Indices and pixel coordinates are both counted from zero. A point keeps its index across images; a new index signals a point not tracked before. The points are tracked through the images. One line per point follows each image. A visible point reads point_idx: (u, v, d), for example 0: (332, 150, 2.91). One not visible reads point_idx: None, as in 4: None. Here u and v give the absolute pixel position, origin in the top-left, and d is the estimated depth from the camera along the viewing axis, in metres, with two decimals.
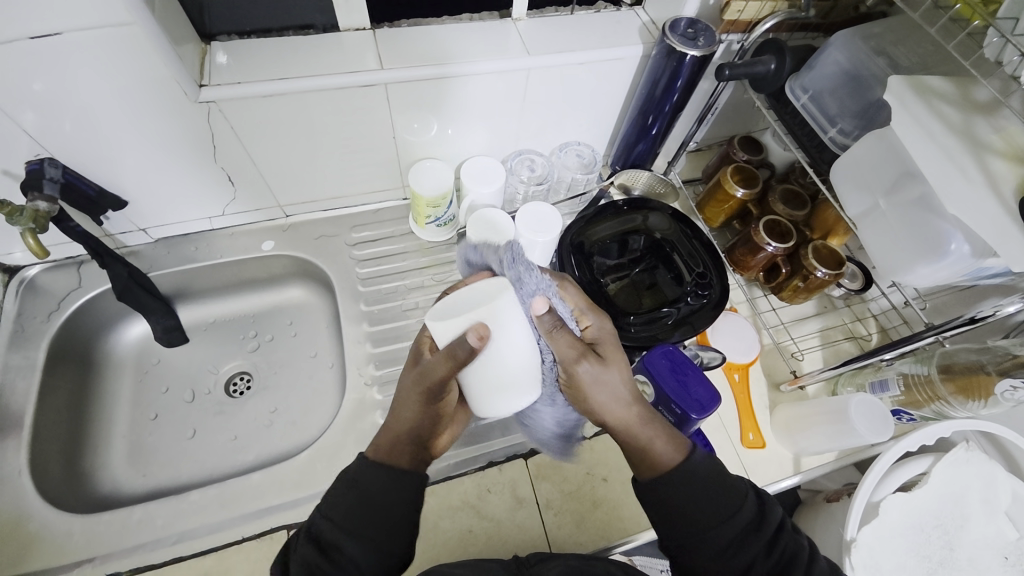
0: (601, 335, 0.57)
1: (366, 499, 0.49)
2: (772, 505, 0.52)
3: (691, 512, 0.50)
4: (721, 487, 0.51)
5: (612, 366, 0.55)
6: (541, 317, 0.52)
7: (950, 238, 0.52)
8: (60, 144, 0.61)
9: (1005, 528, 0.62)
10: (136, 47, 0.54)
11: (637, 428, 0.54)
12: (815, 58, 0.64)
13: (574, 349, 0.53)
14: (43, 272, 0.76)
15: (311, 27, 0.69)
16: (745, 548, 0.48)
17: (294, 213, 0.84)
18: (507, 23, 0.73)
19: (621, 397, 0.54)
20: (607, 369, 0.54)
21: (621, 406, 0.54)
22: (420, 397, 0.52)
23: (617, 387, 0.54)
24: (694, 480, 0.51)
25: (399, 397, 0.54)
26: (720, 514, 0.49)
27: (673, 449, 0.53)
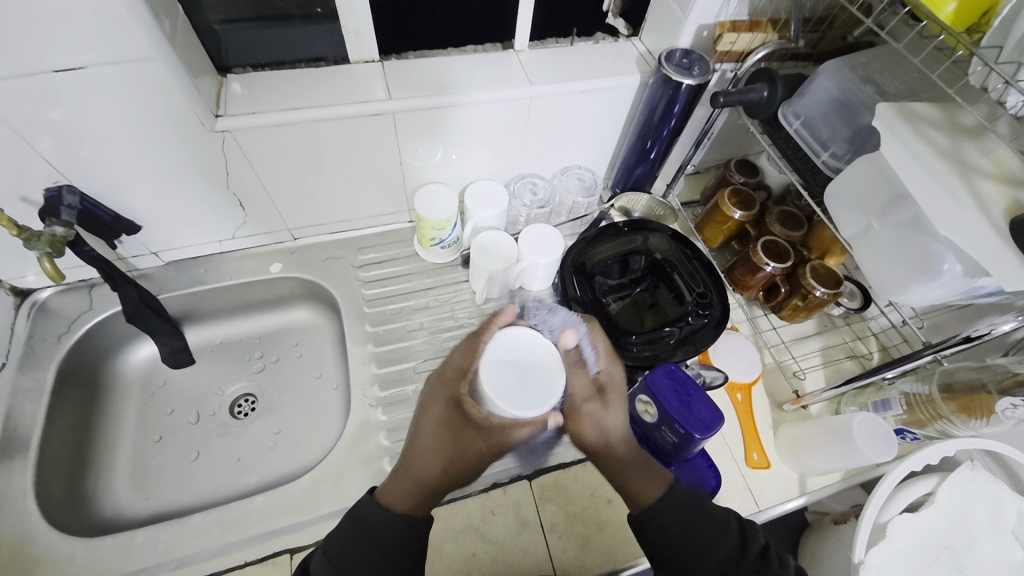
0: (612, 378, 0.61)
1: (376, 524, 0.50)
2: (752, 529, 0.53)
3: (676, 541, 0.51)
4: (703, 515, 0.52)
5: (617, 403, 0.59)
6: (568, 351, 0.62)
7: (943, 258, 0.53)
8: (79, 171, 0.63)
9: (1014, 549, 0.61)
10: (157, 79, 0.57)
11: (621, 462, 0.56)
12: (806, 86, 0.67)
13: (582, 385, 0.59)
14: (55, 294, 0.77)
15: (322, 59, 0.72)
16: (730, 573, 0.50)
17: (301, 236, 0.86)
18: (510, 54, 0.76)
19: (616, 435, 0.57)
20: (609, 410, 0.58)
21: (617, 446, 0.57)
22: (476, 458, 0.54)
23: (615, 430, 0.58)
24: (676, 511, 0.52)
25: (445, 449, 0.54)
26: (704, 542, 0.51)
27: (656, 483, 0.54)
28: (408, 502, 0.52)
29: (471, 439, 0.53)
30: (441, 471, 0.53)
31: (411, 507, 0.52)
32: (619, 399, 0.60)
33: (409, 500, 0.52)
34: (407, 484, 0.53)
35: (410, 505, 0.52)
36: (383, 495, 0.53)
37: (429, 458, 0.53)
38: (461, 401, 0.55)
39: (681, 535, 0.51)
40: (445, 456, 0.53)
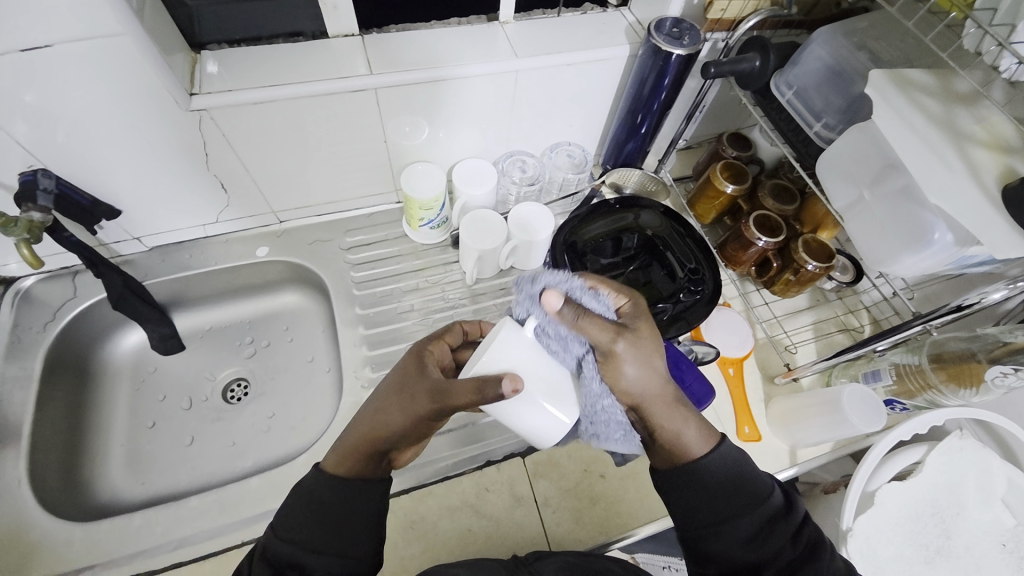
0: (634, 319, 0.51)
1: (318, 499, 0.48)
2: (794, 498, 0.50)
3: (709, 504, 0.48)
4: (743, 482, 0.49)
5: (647, 349, 0.49)
6: (561, 312, 0.47)
7: (934, 227, 0.53)
8: (52, 155, 0.61)
9: (1002, 515, 0.62)
10: (127, 56, 0.54)
11: (668, 414, 0.50)
12: (799, 54, 0.65)
13: (603, 338, 0.48)
14: (38, 283, 0.76)
15: (300, 34, 0.70)
16: (766, 540, 0.47)
17: (288, 219, 0.85)
18: (495, 26, 0.74)
19: (657, 378, 0.50)
20: (644, 349, 0.49)
21: (656, 390, 0.50)
22: (417, 412, 0.49)
23: (651, 366, 0.50)
24: (718, 472, 0.49)
25: (392, 404, 0.51)
26: (741, 506, 0.48)
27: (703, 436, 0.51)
28: (341, 460, 0.51)
29: (415, 391, 0.50)
30: (381, 425, 0.50)
31: (343, 465, 0.50)
32: (643, 328, 0.50)
33: (347, 460, 0.50)
34: (344, 444, 0.51)
35: (338, 463, 0.50)
36: (328, 464, 0.50)
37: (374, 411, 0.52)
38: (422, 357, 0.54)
39: (717, 495, 0.48)
40: (388, 413, 0.50)
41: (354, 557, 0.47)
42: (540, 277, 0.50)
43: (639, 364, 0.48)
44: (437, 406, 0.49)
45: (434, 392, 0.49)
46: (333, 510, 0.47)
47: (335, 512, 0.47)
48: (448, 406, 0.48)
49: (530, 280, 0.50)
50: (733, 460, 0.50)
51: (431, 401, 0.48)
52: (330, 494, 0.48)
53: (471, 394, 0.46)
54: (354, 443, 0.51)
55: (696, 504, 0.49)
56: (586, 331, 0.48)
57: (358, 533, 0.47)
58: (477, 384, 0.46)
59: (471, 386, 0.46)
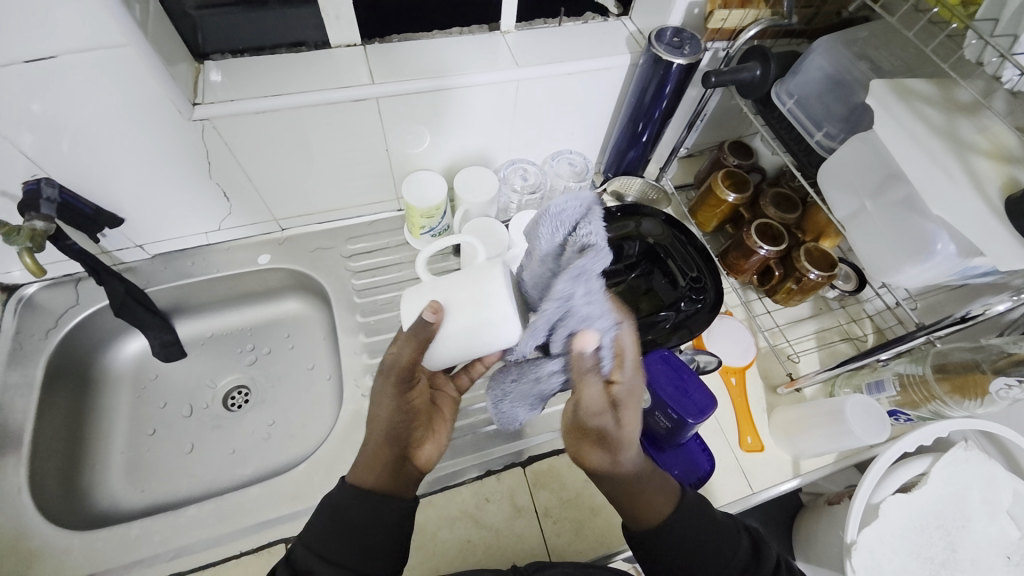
0: (627, 390, 0.53)
1: (347, 512, 0.49)
2: (766, 542, 0.52)
3: (684, 562, 0.50)
4: (712, 533, 0.51)
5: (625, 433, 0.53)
6: (581, 358, 0.52)
7: (936, 238, 0.52)
8: (57, 164, 0.62)
9: (1008, 528, 0.62)
10: (132, 67, 0.55)
11: (632, 485, 0.53)
12: (799, 64, 0.65)
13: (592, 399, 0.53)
14: (41, 289, 0.76)
15: (303, 43, 0.70)
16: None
17: (289, 226, 0.85)
18: (496, 36, 0.74)
19: (620, 454, 0.54)
20: (621, 430, 0.53)
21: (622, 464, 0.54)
22: (393, 390, 0.54)
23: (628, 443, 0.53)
24: (684, 530, 0.51)
25: (372, 399, 0.56)
26: (715, 559, 0.49)
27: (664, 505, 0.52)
28: (354, 467, 0.53)
29: (380, 379, 0.55)
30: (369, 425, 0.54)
31: (354, 471, 0.53)
32: (636, 401, 0.54)
33: (362, 472, 0.52)
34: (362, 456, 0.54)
35: (355, 473, 0.53)
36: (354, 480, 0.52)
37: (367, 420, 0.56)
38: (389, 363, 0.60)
39: (690, 552, 0.50)
40: (370, 409, 0.55)
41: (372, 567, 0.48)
42: (576, 299, 0.49)
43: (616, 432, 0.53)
44: (399, 371, 0.54)
45: (387, 366, 0.55)
46: (353, 519, 0.49)
47: (354, 521, 0.49)
48: (404, 365, 0.53)
49: (568, 293, 0.49)
50: (697, 514, 0.52)
51: (389, 377, 0.54)
52: (351, 503, 0.50)
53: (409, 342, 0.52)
54: (364, 451, 0.54)
55: (672, 570, 0.50)
56: (581, 393, 0.53)
57: (378, 545, 0.49)
58: (412, 335, 0.52)
59: (410, 340, 0.52)
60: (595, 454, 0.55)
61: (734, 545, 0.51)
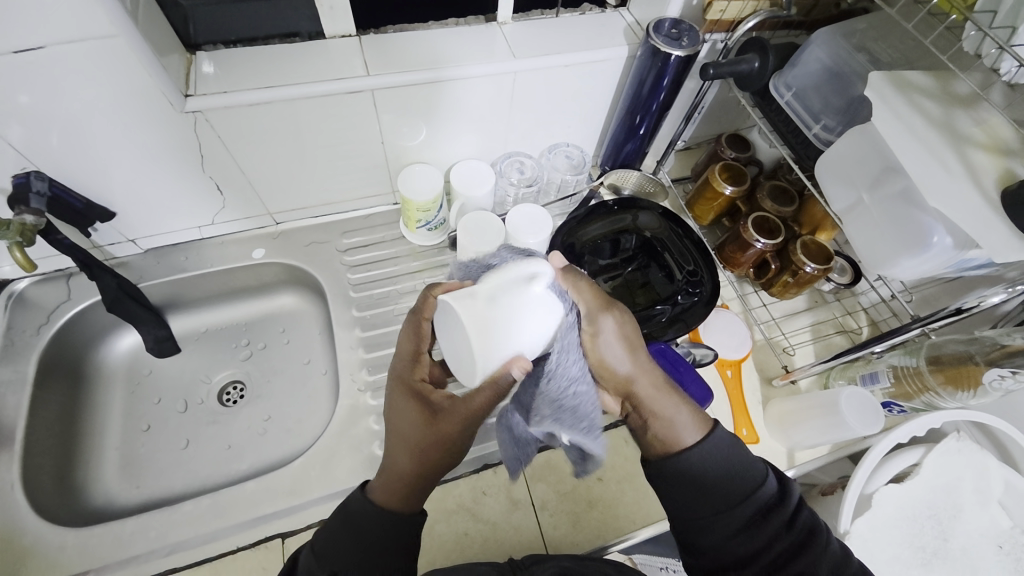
0: (610, 321, 0.52)
1: (355, 520, 0.49)
2: (789, 488, 0.50)
3: (697, 501, 0.49)
4: (729, 476, 0.49)
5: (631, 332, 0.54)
6: (552, 306, 0.51)
7: (933, 230, 0.53)
8: (47, 157, 0.61)
9: (999, 517, 0.62)
10: (122, 58, 0.54)
11: (652, 398, 0.52)
12: (797, 56, 0.65)
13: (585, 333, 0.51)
14: (32, 285, 0.75)
15: (297, 34, 0.69)
16: (760, 528, 0.48)
17: (284, 220, 0.84)
18: (493, 26, 0.73)
19: (637, 365, 0.52)
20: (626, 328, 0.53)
21: (641, 371, 0.53)
22: (455, 436, 0.51)
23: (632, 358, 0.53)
24: (700, 468, 0.49)
25: (415, 437, 0.51)
26: (728, 501, 0.49)
27: (695, 425, 0.52)
28: (391, 501, 0.51)
29: (438, 420, 0.51)
30: (411, 465, 0.50)
31: (397, 505, 0.51)
32: (627, 315, 0.54)
33: (390, 495, 0.51)
34: (391, 485, 0.51)
35: (392, 504, 0.50)
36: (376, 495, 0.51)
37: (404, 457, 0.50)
38: (416, 389, 0.53)
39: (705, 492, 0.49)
40: (413, 447, 0.50)
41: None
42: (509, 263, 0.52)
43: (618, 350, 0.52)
44: (469, 421, 0.50)
45: (457, 416, 0.50)
46: (366, 528, 0.49)
47: (369, 531, 0.49)
48: (480, 418, 0.50)
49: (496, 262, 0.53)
50: (716, 456, 0.50)
51: (459, 426, 0.50)
52: (365, 513, 0.49)
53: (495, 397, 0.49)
54: (400, 485, 0.50)
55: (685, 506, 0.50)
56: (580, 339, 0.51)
57: (392, 558, 0.49)
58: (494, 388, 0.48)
59: (492, 394, 0.49)
60: (607, 356, 0.52)
61: (752, 489, 0.49)
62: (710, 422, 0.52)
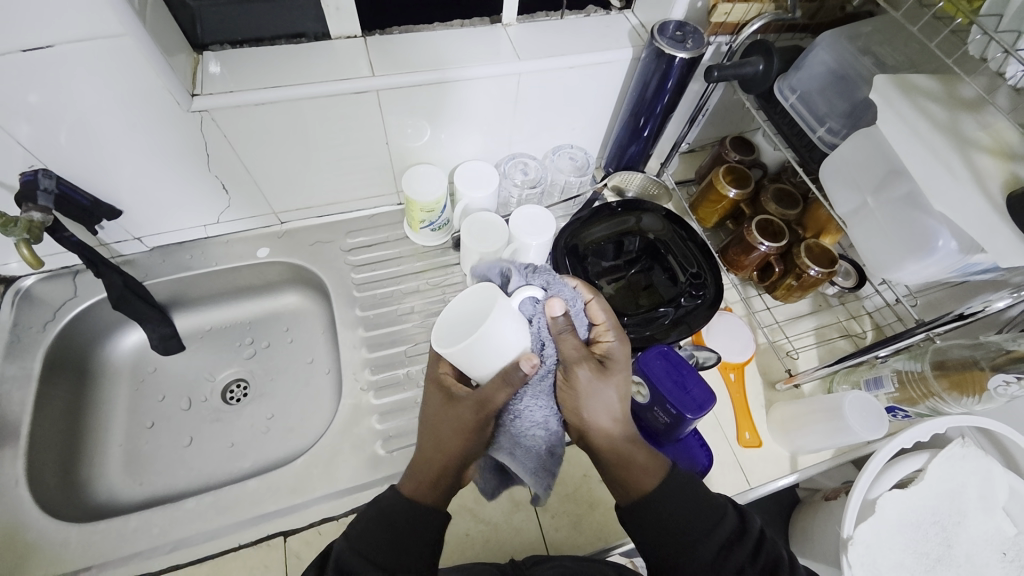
0: (614, 352, 0.53)
1: (392, 513, 0.50)
2: (749, 515, 0.50)
3: (669, 528, 0.48)
4: (694, 507, 0.49)
5: (614, 384, 0.51)
6: (556, 319, 0.49)
7: (937, 234, 0.52)
8: (54, 155, 0.61)
9: (1004, 524, 0.62)
10: (128, 57, 0.54)
11: (620, 446, 0.51)
12: (803, 58, 0.65)
13: (580, 351, 0.49)
14: (39, 282, 0.76)
15: (303, 35, 0.70)
16: (730, 558, 0.47)
17: (289, 220, 0.85)
18: (498, 28, 0.74)
19: (613, 413, 0.51)
20: (607, 383, 0.50)
21: (614, 424, 0.51)
22: (473, 427, 0.49)
23: (616, 402, 0.51)
24: (663, 504, 0.49)
25: (439, 431, 0.51)
26: (696, 532, 0.48)
27: (652, 472, 0.51)
28: (418, 490, 0.51)
29: (457, 414, 0.50)
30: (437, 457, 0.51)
31: (422, 493, 0.51)
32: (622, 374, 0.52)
33: (421, 488, 0.51)
34: (419, 472, 0.52)
35: (418, 491, 0.51)
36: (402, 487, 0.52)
37: (430, 448, 0.51)
38: (440, 379, 0.53)
39: (677, 525, 0.48)
40: (437, 440, 0.51)
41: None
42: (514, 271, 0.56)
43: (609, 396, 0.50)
44: (484, 414, 0.48)
45: (472, 406, 0.48)
46: (409, 530, 0.49)
47: (411, 532, 0.49)
48: (496, 412, 0.48)
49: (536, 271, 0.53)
50: (677, 490, 0.50)
51: (475, 415, 0.49)
52: (410, 514, 0.50)
53: (509, 391, 0.47)
54: (427, 470, 0.51)
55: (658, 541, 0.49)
56: (560, 351, 0.49)
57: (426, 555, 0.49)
58: (504, 383, 0.47)
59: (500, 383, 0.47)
60: (591, 403, 0.49)
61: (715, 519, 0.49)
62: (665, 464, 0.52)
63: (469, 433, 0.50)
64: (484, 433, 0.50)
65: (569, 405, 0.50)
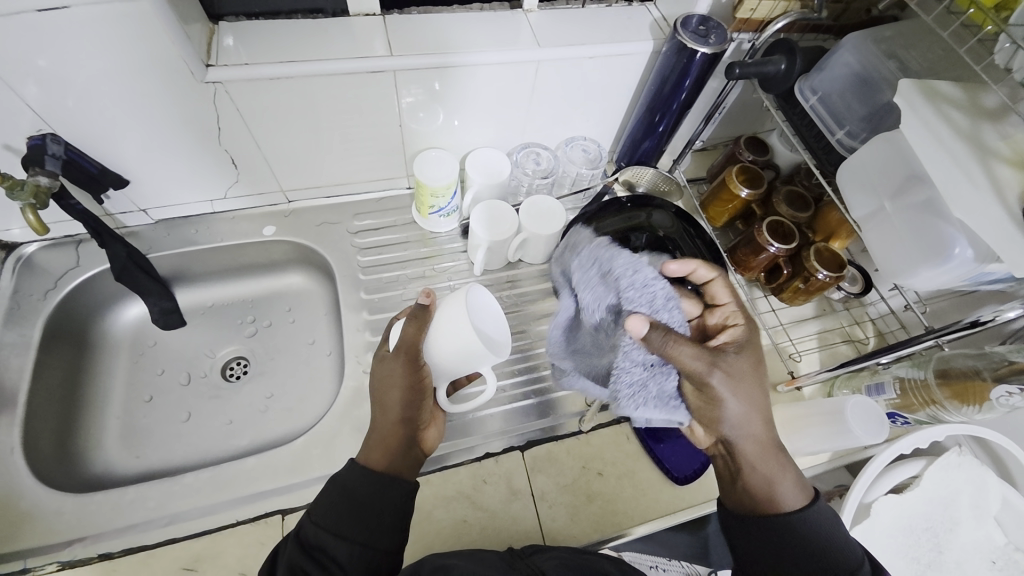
0: (747, 348, 0.54)
1: (352, 486, 0.49)
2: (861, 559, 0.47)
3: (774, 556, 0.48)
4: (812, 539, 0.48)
5: (748, 384, 0.51)
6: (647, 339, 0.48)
7: (955, 242, 0.53)
8: (62, 120, 0.60)
9: (993, 533, 0.63)
10: (145, 25, 0.53)
11: (762, 460, 0.51)
12: (827, 59, 0.64)
13: (698, 370, 0.48)
14: (40, 249, 0.75)
15: (320, 11, 0.69)
16: None
17: (296, 199, 0.84)
18: (518, 14, 0.73)
19: (755, 418, 0.51)
20: (742, 385, 0.50)
21: (754, 433, 0.51)
22: (402, 371, 0.54)
23: (756, 405, 0.51)
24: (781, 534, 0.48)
25: (378, 392, 0.54)
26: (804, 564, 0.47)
27: (794, 491, 0.50)
28: (375, 461, 0.51)
29: (389, 366, 0.54)
30: (382, 413, 0.53)
31: (378, 461, 0.51)
32: (760, 382, 0.52)
33: (375, 455, 0.51)
34: (371, 443, 0.53)
35: (375, 459, 0.51)
36: (364, 462, 0.52)
37: (378, 417, 0.53)
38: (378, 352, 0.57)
39: (795, 557, 0.47)
40: (380, 400, 0.53)
41: (381, 552, 0.47)
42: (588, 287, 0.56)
43: (754, 386, 0.51)
44: (406, 355, 0.54)
45: (400, 348, 0.54)
46: (364, 496, 0.48)
47: (366, 499, 0.48)
48: (417, 348, 0.54)
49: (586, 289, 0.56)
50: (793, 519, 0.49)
51: (399, 356, 0.54)
52: (364, 482, 0.49)
53: (418, 324, 0.54)
54: (382, 438, 0.52)
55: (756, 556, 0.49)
56: (676, 361, 0.48)
57: (386, 525, 0.48)
58: (417, 322, 0.55)
59: (411, 322, 0.55)
60: (715, 405, 0.49)
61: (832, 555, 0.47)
62: (810, 490, 0.52)
63: (400, 379, 0.53)
64: (419, 379, 0.54)
65: (704, 410, 0.50)
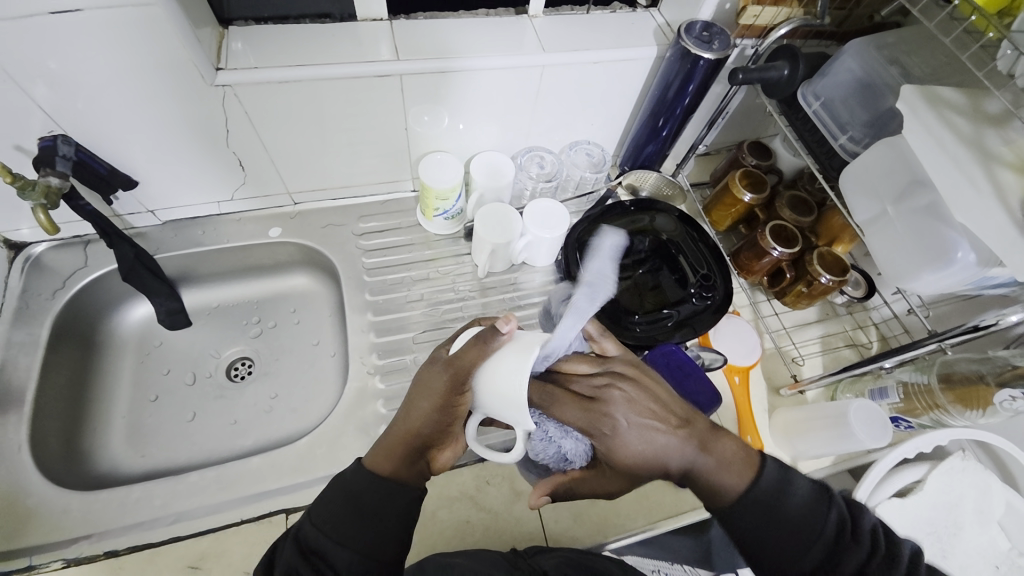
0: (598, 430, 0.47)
1: (356, 491, 0.47)
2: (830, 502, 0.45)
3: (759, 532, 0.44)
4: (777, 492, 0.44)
5: (625, 452, 0.46)
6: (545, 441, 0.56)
7: (957, 246, 0.53)
8: (73, 121, 0.61)
9: (998, 538, 0.63)
10: (157, 28, 0.54)
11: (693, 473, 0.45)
12: (828, 66, 0.65)
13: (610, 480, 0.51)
14: (49, 249, 0.76)
15: (328, 15, 0.70)
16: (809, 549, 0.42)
17: (302, 201, 0.85)
18: (523, 19, 0.74)
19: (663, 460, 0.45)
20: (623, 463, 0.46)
21: (676, 464, 0.45)
22: (442, 388, 0.50)
23: (651, 450, 0.45)
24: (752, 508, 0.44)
25: (414, 396, 0.51)
26: (799, 540, 0.43)
27: (733, 475, 0.45)
28: (379, 463, 0.50)
29: (435, 378, 0.50)
30: (412, 424, 0.50)
31: (382, 463, 0.50)
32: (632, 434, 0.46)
33: (381, 455, 0.50)
34: (383, 441, 0.51)
35: (379, 461, 0.50)
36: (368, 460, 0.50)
37: (401, 419, 0.51)
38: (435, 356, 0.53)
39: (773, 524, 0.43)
40: (413, 407, 0.51)
41: (382, 560, 0.46)
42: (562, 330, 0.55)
43: (629, 439, 0.46)
44: (453, 376, 0.49)
45: (450, 365, 0.50)
46: (367, 502, 0.47)
47: (370, 504, 0.47)
48: (467, 371, 0.49)
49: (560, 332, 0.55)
50: (777, 488, 0.44)
51: (447, 371, 0.50)
52: (370, 489, 0.47)
53: (479, 350, 0.49)
54: (393, 441, 0.51)
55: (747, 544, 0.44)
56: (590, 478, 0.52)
57: (389, 533, 0.46)
58: (482, 347, 0.49)
59: (473, 345, 0.49)
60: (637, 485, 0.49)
61: (825, 532, 0.43)
62: (747, 459, 0.46)
63: (438, 396, 0.50)
64: (455, 401, 0.50)
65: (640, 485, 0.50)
